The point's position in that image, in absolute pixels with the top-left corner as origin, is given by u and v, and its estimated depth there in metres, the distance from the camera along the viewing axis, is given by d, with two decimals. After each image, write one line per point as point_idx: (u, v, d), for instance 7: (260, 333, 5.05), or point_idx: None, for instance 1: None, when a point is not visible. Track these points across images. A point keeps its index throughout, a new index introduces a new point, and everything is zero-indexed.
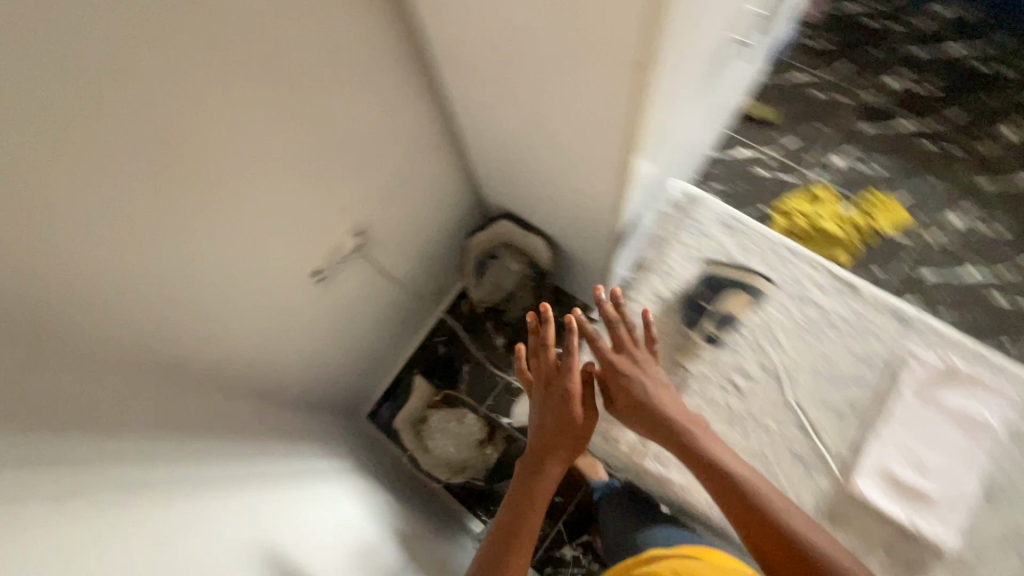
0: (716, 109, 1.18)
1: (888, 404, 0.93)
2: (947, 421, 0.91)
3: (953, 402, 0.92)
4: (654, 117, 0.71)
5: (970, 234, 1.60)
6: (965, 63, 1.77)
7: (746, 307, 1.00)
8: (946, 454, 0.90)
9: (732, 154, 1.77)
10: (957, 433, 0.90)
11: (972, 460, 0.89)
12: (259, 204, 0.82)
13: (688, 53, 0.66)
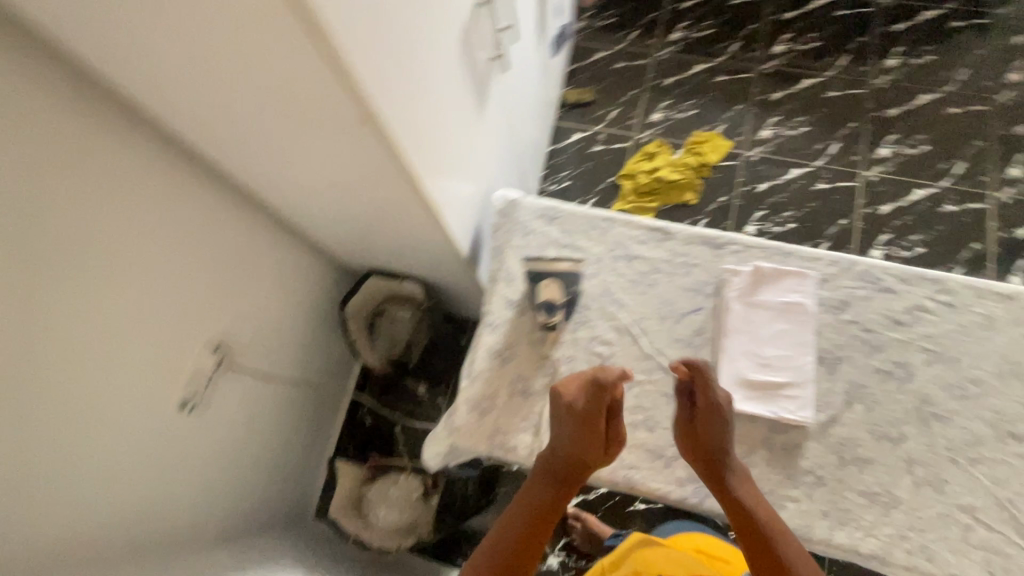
0: (518, 117, 1.28)
1: (729, 315, 0.86)
2: (781, 312, 0.85)
3: (781, 291, 0.86)
4: (420, 148, 0.76)
5: (782, 140, 1.79)
6: (726, 0, 2.01)
7: (558, 289, 0.89)
8: (791, 343, 0.84)
9: (568, 140, 1.91)
10: (793, 319, 0.85)
11: (805, 342, 0.84)
12: (98, 357, 0.78)
13: (423, 84, 0.73)
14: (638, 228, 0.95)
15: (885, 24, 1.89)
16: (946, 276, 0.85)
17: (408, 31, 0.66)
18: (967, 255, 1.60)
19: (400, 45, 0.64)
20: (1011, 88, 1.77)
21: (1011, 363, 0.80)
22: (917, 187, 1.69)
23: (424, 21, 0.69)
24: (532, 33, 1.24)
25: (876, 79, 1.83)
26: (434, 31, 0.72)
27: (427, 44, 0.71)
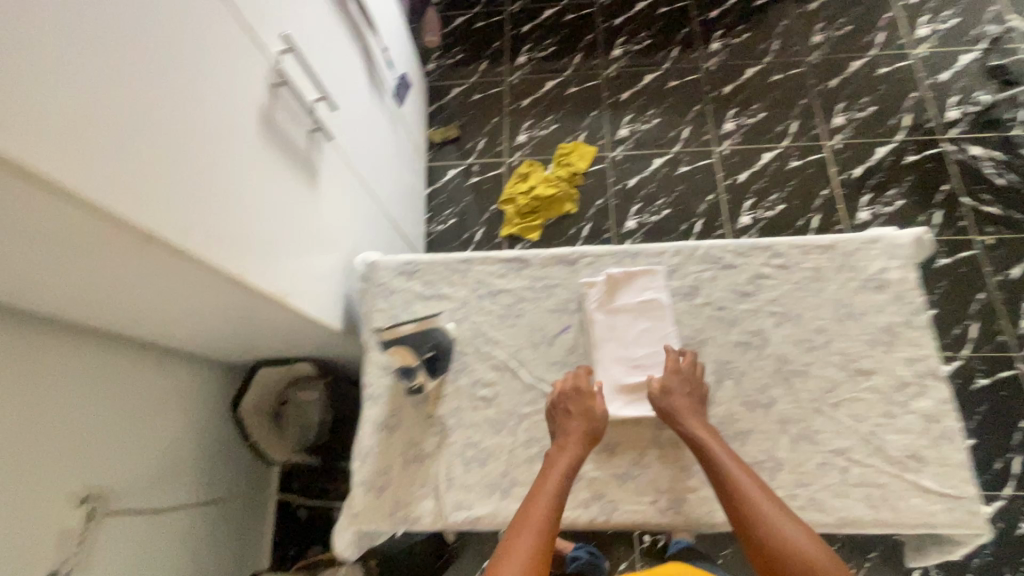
0: (369, 175, 1.28)
1: (594, 327, 0.89)
2: (640, 312, 0.89)
3: (636, 291, 0.90)
4: (222, 245, 0.73)
5: (639, 135, 1.90)
6: (561, 18, 2.13)
7: (403, 355, 0.85)
8: (656, 339, 0.87)
9: (444, 178, 1.93)
10: (651, 316, 0.88)
11: (668, 336, 0.87)
12: None
13: (201, 181, 0.70)
14: (495, 263, 0.96)
15: (702, 12, 2.06)
16: (775, 241, 0.92)
17: (157, 138, 0.63)
18: (822, 201, 1.74)
19: (149, 160, 0.62)
20: (821, 47, 1.95)
21: (846, 306, 0.87)
22: (765, 151, 1.83)
23: (178, 122, 0.67)
24: (360, 93, 1.25)
25: (706, 62, 1.98)
26: (206, 133, 0.71)
27: (193, 142, 0.69)
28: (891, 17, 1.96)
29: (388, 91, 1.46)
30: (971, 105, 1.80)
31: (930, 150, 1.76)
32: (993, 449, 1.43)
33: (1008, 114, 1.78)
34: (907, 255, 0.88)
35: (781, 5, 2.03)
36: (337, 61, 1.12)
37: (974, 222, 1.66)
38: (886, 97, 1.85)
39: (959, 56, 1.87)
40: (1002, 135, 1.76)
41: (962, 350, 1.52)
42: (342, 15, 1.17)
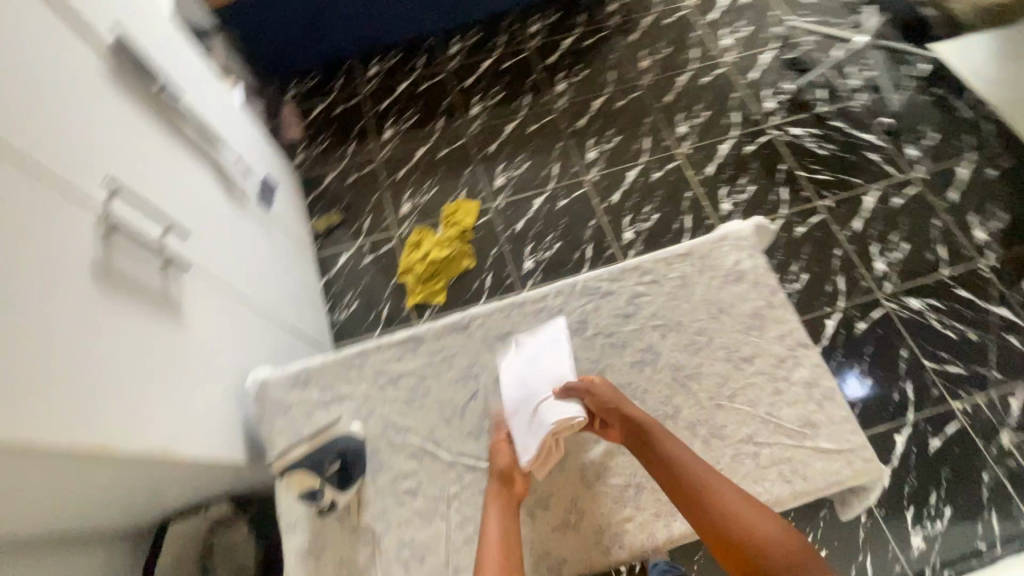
0: (248, 288, 1.23)
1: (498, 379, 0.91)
2: (534, 350, 0.90)
3: (533, 337, 0.92)
4: (72, 420, 0.67)
5: (515, 180, 1.99)
6: (416, 89, 2.22)
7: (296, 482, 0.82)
8: (544, 367, 0.87)
9: (338, 265, 1.90)
10: (543, 350, 0.89)
11: (559, 360, 0.87)
12: None
13: (36, 360, 0.64)
14: (389, 348, 0.95)
15: (542, 60, 2.24)
16: (641, 259, 0.99)
17: None
18: (689, 202, 1.90)
19: None
20: (649, 71, 2.18)
21: (716, 302, 0.95)
22: (628, 169, 1.98)
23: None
24: (217, 211, 1.21)
25: (557, 102, 2.14)
26: (36, 310, 0.66)
27: (18, 320, 0.64)
28: (699, 34, 2.24)
29: (252, 200, 1.44)
30: (781, 94, 2.09)
31: (762, 139, 2.00)
32: (888, 383, 1.59)
33: (811, 95, 2.07)
34: (752, 244, 0.98)
35: (608, 41, 2.26)
36: (182, 188, 1.09)
37: (812, 191, 1.89)
38: (714, 102, 2.09)
39: (760, 56, 2.17)
40: (812, 113, 2.04)
41: (838, 302, 1.70)
42: (179, 142, 1.15)
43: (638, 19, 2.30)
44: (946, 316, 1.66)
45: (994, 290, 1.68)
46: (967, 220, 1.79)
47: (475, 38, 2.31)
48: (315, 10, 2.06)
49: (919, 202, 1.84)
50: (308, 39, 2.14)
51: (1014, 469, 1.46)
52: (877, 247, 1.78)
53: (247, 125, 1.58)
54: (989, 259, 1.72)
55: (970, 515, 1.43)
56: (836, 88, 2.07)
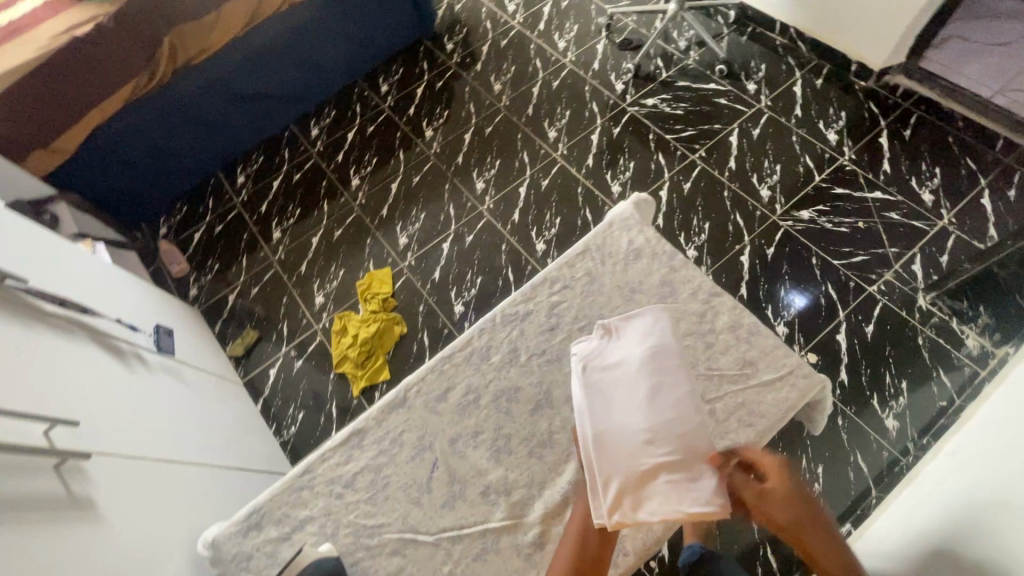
0: (171, 446, 1.13)
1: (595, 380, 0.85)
2: (646, 357, 0.84)
3: (634, 338, 0.87)
4: None
5: (417, 234, 1.98)
6: (289, 182, 2.18)
7: None
8: (678, 409, 0.80)
9: (270, 382, 1.80)
10: (658, 361, 0.83)
11: (655, 398, 0.81)
12: None
13: None
14: (335, 452, 0.90)
15: (402, 114, 2.27)
16: (546, 271, 1.00)
17: None
18: (583, 197, 1.98)
19: None
20: (504, 92, 2.26)
21: (626, 285, 0.97)
22: (518, 187, 2.03)
23: None
24: (109, 380, 1.12)
25: (430, 148, 2.17)
26: None
27: None
28: (535, 46, 2.37)
29: (150, 352, 1.34)
30: (625, 74, 2.23)
31: (624, 118, 2.12)
32: (813, 292, 1.70)
33: (651, 66, 2.23)
34: (638, 221, 1.03)
35: (456, 78, 2.34)
36: (58, 372, 0.99)
37: (684, 148, 2.02)
38: (571, 100, 2.20)
39: (595, 47, 2.32)
40: (658, 81, 2.19)
41: (744, 238, 1.81)
42: (43, 325, 1.06)
43: (476, 49, 2.40)
44: (834, 216, 1.81)
45: (861, 179, 1.86)
46: (817, 129, 1.98)
47: (332, 116, 2.32)
48: (158, 142, 1.98)
49: (774, 126, 2.01)
50: (161, 172, 2.06)
51: (940, 326, 1.60)
52: (756, 177, 1.92)
53: (122, 278, 1.49)
54: (847, 155, 1.91)
55: (923, 381, 1.54)
56: (669, 53, 2.24)
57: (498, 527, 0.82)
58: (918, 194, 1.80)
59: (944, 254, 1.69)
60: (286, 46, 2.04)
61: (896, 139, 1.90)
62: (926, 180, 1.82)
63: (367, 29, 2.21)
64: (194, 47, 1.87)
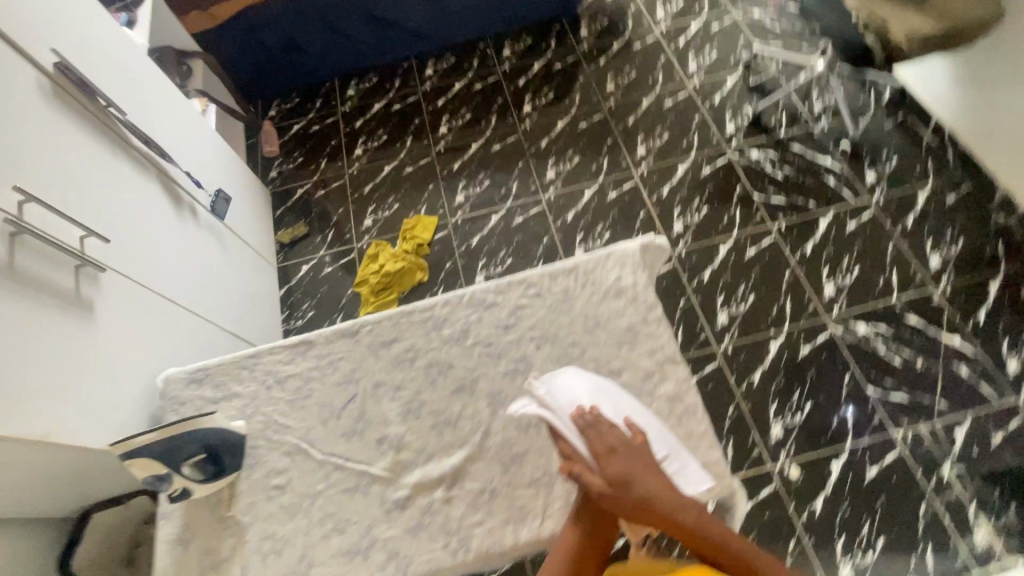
0: (180, 291, 1.30)
1: (585, 418, 0.79)
2: (597, 394, 0.84)
3: (570, 382, 0.85)
4: None
5: (474, 198, 2.05)
6: (388, 109, 2.31)
7: (153, 467, 0.82)
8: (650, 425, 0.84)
9: (298, 275, 1.97)
10: (610, 395, 0.85)
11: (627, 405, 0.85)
12: None
13: None
14: (282, 350, 1.00)
15: (511, 83, 2.31)
16: (528, 273, 1.02)
17: None
18: (641, 222, 1.93)
19: None
20: (614, 93, 2.22)
21: (593, 316, 0.97)
22: (584, 189, 2.01)
23: None
24: (156, 219, 1.30)
25: (522, 123, 2.20)
26: None
27: None
28: (666, 59, 2.29)
29: (205, 210, 1.53)
30: (741, 117, 2.10)
31: (720, 161, 2.01)
32: (829, 409, 1.56)
33: (772, 119, 2.08)
34: (635, 261, 1.01)
35: (576, 65, 2.33)
36: (116, 199, 1.18)
37: (766, 213, 1.89)
38: (676, 124, 2.12)
39: (725, 80, 2.20)
40: (772, 136, 2.04)
41: (784, 325, 1.69)
42: (121, 154, 1.24)
43: (608, 44, 2.37)
44: (892, 343, 1.63)
45: (943, 318, 1.65)
46: (922, 246, 1.77)
47: (450, 61, 2.41)
48: (294, 34, 2.19)
49: (874, 226, 1.82)
50: (289, 61, 2.27)
51: (952, 502, 1.42)
52: (827, 270, 1.77)
53: (213, 141, 1.69)
54: (941, 287, 1.70)
55: (903, 548, 1.39)
56: (798, 112, 2.08)
57: (375, 475, 0.88)
58: (1002, 357, 1.58)
59: (999, 432, 1.48)
60: None
61: (1007, 291, 1.66)
62: (1021, 347, 1.58)
63: None
64: None
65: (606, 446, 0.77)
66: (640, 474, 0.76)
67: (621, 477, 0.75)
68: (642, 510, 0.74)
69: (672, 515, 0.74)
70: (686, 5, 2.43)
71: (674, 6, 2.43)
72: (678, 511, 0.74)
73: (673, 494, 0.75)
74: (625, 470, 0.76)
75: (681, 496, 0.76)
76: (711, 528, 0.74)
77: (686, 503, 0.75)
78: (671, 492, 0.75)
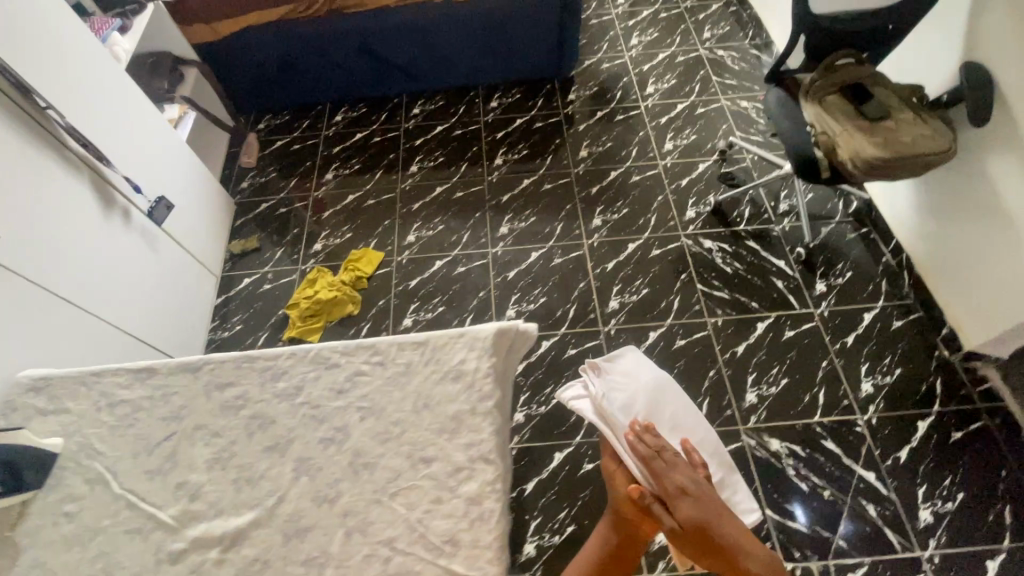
0: (78, 290, 1.34)
1: (641, 442, 1.25)
2: (651, 392, 1.36)
3: (627, 375, 1.38)
4: None
5: (424, 240, 2.07)
6: (368, 140, 2.39)
7: None
8: (694, 424, 1.38)
9: (239, 286, 2.00)
10: (659, 394, 1.37)
11: (674, 403, 1.38)
12: None
13: None
14: (123, 373, 1.00)
15: (490, 134, 2.36)
16: (378, 339, 1.01)
17: None
18: (579, 293, 1.90)
19: None
20: (585, 160, 2.25)
21: (423, 397, 0.94)
22: (533, 250, 2.01)
23: None
24: (74, 218, 1.35)
25: (490, 175, 2.24)
26: None
27: None
28: (644, 135, 2.30)
29: (140, 215, 1.58)
30: (704, 205, 2.08)
31: (672, 244, 1.99)
32: None
33: (735, 211, 2.06)
34: (484, 345, 0.98)
35: (556, 127, 2.36)
36: (27, 199, 1.23)
37: (706, 305, 1.85)
38: (638, 200, 2.11)
39: (697, 165, 2.19)
40: (731, 229, 2.01)
41: None
42: (51, 154, 1.31)
43: (592, 111, 2.40)
44: (802, 466, 1.56)
45: (863, 449, 1.57)
46: (856, 369, 1.70)
47: (438, 104, 2.48)
48: (290, 55, 2.28)
49: (813, 338, 1.76)
50: (284, 81, 2.38)
51: None
52: (754, 376, 1.70)
53: (175, 149, 1.77)
54: (867, 416, 1.62)
55: None
56: (763, 208, 2.05)
57: (160, 521, 0.86)
58: (914, 504, 1.49)
59: None
60: (426, 26, 2.24)
61: (935, 434, 1.57)
62: (935, 496, 1.49)
63: (505, 46, 2.35)
64: None
65: (679, 489, 1.19)
66: (701, 506, 1.18)
67: (692, 515, 1.16)
68: (710, 545, 1.17)
69: (733, 554, 1.16)
70: (677, 85, 2.46)
71: (665, 85, 2.47)
72: (741, 554, 1.16)
73: (731, 534, 1.17)
74: (696, 513, 1.17)
75: (732, 527, 1.18)
76: (749, 553, 1.17)
77: (738, 538, 1.17)
78: (733, 538, 1.17)
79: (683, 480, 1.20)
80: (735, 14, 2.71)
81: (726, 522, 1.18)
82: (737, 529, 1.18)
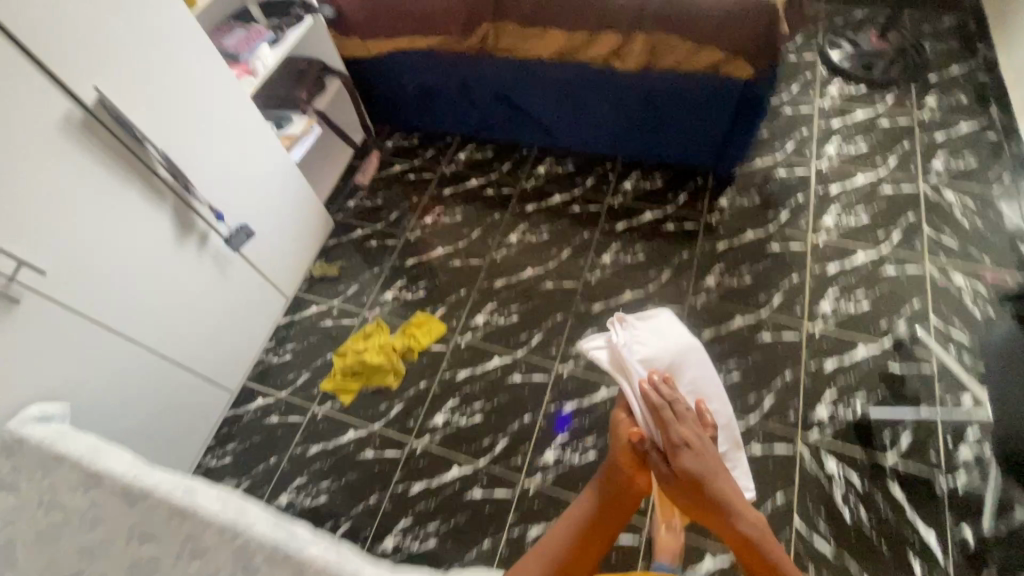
0: (128, 316, 1.35)
1: (654, 390, 1.02)
2: (680, 350, 1.11)
3: (658, 327, 1.13)
4: None
5: (491, 328, 1.84)
6: (480, 190, 2.20)
7: None
8: (721, 400, 1.13)
9: (304, 313, 1.97)
10: (689, 355, 1.12)
11: (704, 372, 1.12)
12: None
13: None
14: (76, 473, 1.05)
15: (610, 221, 2.03)
16: (308, 554, 0.90)
17: None
18: None
19: None
20: (709, 291, 1.82)
21: None
22: (602, 386, 1.68)
23: None
24: (145, 245, 1.35)
25: (590, 273, 1.92)
26: None
27: None
28: (797, 281, 1.80)
29: (219, 239, 1.56)
30: (846, 408, 1.56)
31: (780, 447, 1.52)
32: None
33: (887, 432, 1.51)
34: None
35: (689, 236, 1.95)
36: (100, 230, 1.24)
37: (795, 552, 1.38)
38: (756, 368, 1.66)
39: (856, 347, 1.65)
40: (872, 458, 1.48)
41: None
42: (138, 184, 1.30)
43: (741, 229, 1.94)
44: None
45: None
46: None
47: (567, 167, 2.21)
48: (429, 85, 2.16)
49: None
50: (420, 106, 2.27)
51: None
52: None
53: (280, 174, 1.73)
54: None
55: None
56: (930, 444, 1.47)
57: None
58: None
59: None
60: (575, 90, 1.96)
61: None
62: None
63: (660, 129, 1.99)
64: (503, 42, 1.95)
65: (681, 438, 0.96)
66: (699, 456, 0.95)
67: (687, 463, 0.94)
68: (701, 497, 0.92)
69: (732, 519, 0.90)
70: (868, 225, 1.88)
71: (852, 220, 1.90)
72: (742, 521, 0.89)
73: (729, 494, 0.92)
74: (694, 464, 0.94)
75: (731, 487, 0.93)
76: (747, 525, 0.89)
77: (740, 506, 0.91)
78: (731, 496, 0.92)
79: (683, 422, 0.98)
80: (993, 145, 2.00)
81: (724, 477, 0.94)
82: (733, 488, 0.93)
